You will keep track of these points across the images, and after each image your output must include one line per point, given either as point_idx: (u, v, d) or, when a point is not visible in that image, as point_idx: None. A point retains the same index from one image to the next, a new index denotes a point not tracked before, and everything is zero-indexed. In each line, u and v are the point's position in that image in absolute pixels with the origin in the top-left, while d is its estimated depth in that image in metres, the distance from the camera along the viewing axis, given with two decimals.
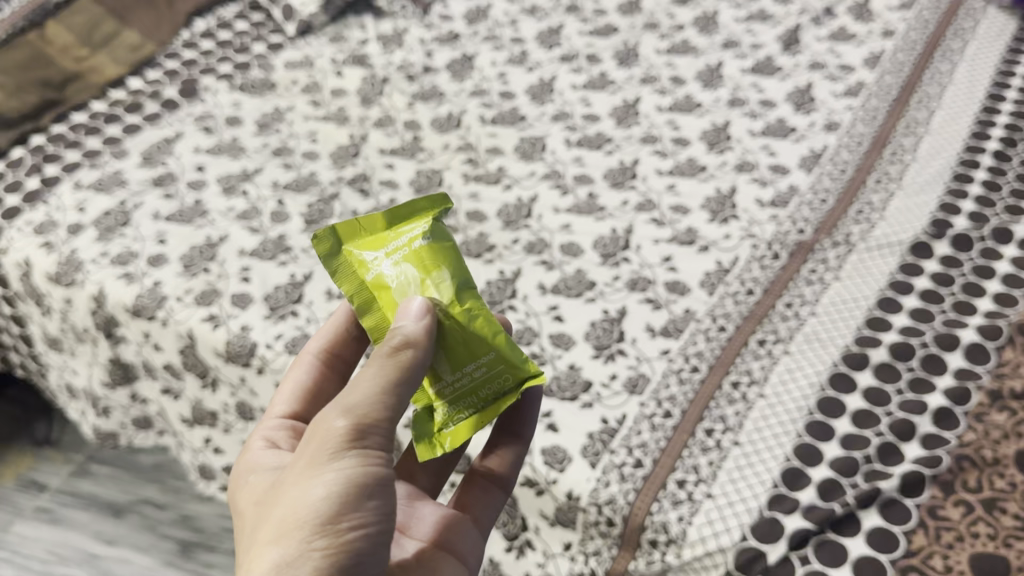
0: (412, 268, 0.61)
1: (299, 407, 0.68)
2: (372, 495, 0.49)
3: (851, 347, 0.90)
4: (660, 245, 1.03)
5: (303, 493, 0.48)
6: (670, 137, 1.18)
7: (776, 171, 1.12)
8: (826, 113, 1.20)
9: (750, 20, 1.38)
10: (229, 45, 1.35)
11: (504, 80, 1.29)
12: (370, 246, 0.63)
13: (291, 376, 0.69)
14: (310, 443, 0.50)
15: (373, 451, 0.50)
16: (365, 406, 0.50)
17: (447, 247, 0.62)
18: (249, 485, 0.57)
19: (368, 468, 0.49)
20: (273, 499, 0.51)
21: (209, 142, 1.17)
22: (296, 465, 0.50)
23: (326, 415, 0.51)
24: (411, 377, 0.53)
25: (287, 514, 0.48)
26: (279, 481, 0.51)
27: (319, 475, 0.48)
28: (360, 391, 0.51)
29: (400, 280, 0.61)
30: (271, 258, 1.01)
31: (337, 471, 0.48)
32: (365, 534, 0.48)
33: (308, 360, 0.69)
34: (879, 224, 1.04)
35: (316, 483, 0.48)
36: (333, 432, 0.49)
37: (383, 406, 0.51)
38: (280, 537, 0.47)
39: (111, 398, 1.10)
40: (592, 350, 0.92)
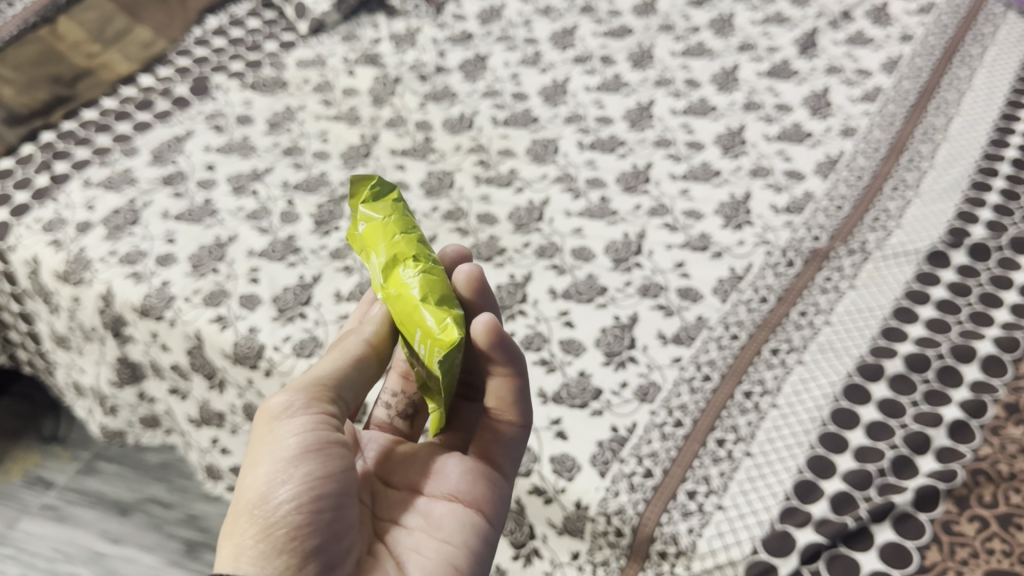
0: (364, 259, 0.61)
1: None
2: (320, 455, 0.53)
3: (865, 357, 0.89)
4: (673, 251, 1.02)
5: (254, 468, 0.53)
6: (684, 140, 1.17)
7: (791, 176, 1.11)
8: (843, 118, 1.18)
9: (767, 23, 1.37)
10: (241, 43, 1.34)
11: (517, 81, 1.28)
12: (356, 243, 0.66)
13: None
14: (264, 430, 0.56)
15: (318, 421, 0.55)
16: (309, 386, 0.56)
17: (385, 224, 0.61)
18: None
19: (312, 432, 0.54)
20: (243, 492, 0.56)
21: (220, 141, 1.17)
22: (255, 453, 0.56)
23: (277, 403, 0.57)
24: (350, 357, 0.59)
25: (236, 504, 0.53)
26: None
27: (267, 447, 0.53)
28: (298, 381, 0.56)
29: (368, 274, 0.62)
30: (280, 258, 1.00)
31: (282, 437, 0.53)
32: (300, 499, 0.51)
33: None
34: (895, 232, 1.02)
35: (265, 454, 0.53)
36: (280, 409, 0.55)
37: (324, 385, 0.57)
38: (241, 509, 0.52)
39: (119, 396, 1.09)
40: (602, 357, 0.91)
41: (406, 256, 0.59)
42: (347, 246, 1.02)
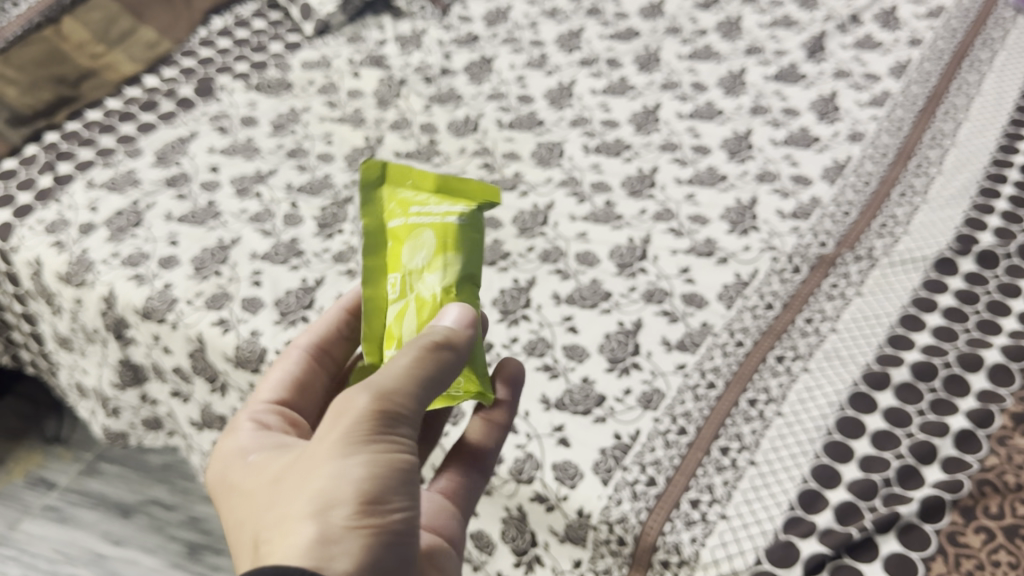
0: (428, 239, 0.62)
1: (285, 396, 0.67)
2: (405, 482, 0.48)
3: (872, 365, 0.88)
4: (678, 257, 1.01)
5: (339, 470, 0.46)
6: (690, 144, 1.16)
7: (798, 181, 1.10)
8: (850, 123, 1.18)
9: (774, 26, 1.36)
10: (246, 44, 1.33)
11: (523, 83, 1.28)
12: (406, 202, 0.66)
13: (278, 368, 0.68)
14: (338, 420, 0.49)
15: (402, 440, 0.49)
16: (400, 394, 0.50)
17: (474, 237, 0.63)
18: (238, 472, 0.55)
19: (400, 455, 0.49)
20: (293, 476, 0.49)
21: (224, 143, 1.16)
22: (319, 443, 0.49)
23: (354, 394, 0.50)
24: (437, 365, 0.52)
25: (322, 489, 0.46)
26: (300, 463, 0.50)
27: (355, 454, 0.47)
28: (394, 377, 0.50)
29: (414, 244, 0.63)
30: (283, 261, 1.00)
31: (374, 454, 0.47)
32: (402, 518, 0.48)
33: (295, 354, 0.70)
34: (903, 238, 1.01)
35: (351, 462, 0.47)
36: (366, 411, 0.49)
37: (411, 394, 0.50)
38: (318, 510, 0.45)
39: (121, 398, 1.09)
40: (606, 363, 0.90)
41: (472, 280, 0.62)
42: (350, 249, 1.01)
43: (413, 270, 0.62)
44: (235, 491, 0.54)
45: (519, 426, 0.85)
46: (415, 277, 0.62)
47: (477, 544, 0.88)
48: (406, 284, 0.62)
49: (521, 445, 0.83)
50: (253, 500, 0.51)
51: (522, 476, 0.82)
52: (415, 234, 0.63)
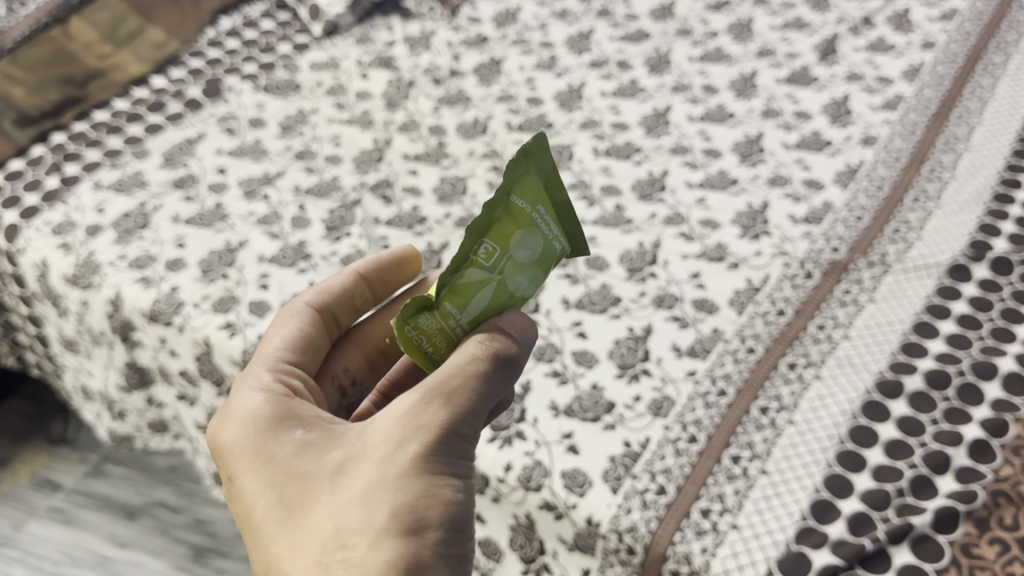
0: (543, 247, 0.54)
1: (291, 355, 0.58)
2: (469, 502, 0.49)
3: (885, 373, 0.87)
4: (688, 261, 1.00)
5: (432, 493, 0.46)
6: (700, 148, 1.15)
7: (810, 186, 1.09)
8: (863, 126, 1.17)
9: (786, 29, 1.35)
10: (254, 45, 1.33)
11: (532, 85, 1.27)
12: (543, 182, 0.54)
13: (280, 326, 0.60)
14: (418, 429, 0.47)
15: (470, 458, 0.49)
16: (478, 409, 0.49)
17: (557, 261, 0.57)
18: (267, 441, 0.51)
19: (469, 476, 0.49)
20: (366, 477, 0.47)
21: (232, 144, 1.16)
22: (398, 446, 0.47)
23: (434, 400, 0.48)
24: (509, 374, 0.51)
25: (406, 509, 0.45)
26: (368, 462, 0.47)
27: (443, 479, 0.47)
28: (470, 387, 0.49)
29: (533, 241, 0.53)
30: (290, 265, 0.99)
31: (457, 479, 0.48)
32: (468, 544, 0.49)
33: (301, 311, 0.61)
34: (916, 244, 1.00)
35: (440, 486, 0.47)
36: (451, 429, 0.47)
37: (484, 407, 0.49)
38: (410, 533, 0.45)
39: (127, 401, 1.08)
40: (615, 369, 0.89)
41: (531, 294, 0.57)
42: (357, 252, 1.01)
43: (516, 261, 0.52)
44: (262, 463, 0.51)
45: (527, 432, 0.84)
46: (511, 270, 0.52)
47: (486, 552, 0.87)
48: (503, 267, 0.52)
49: (529, 452, 0.83)
50: (298, 491, 0.48)
51: (531, 484, 0.81)
52: (540, 232, 0.54)
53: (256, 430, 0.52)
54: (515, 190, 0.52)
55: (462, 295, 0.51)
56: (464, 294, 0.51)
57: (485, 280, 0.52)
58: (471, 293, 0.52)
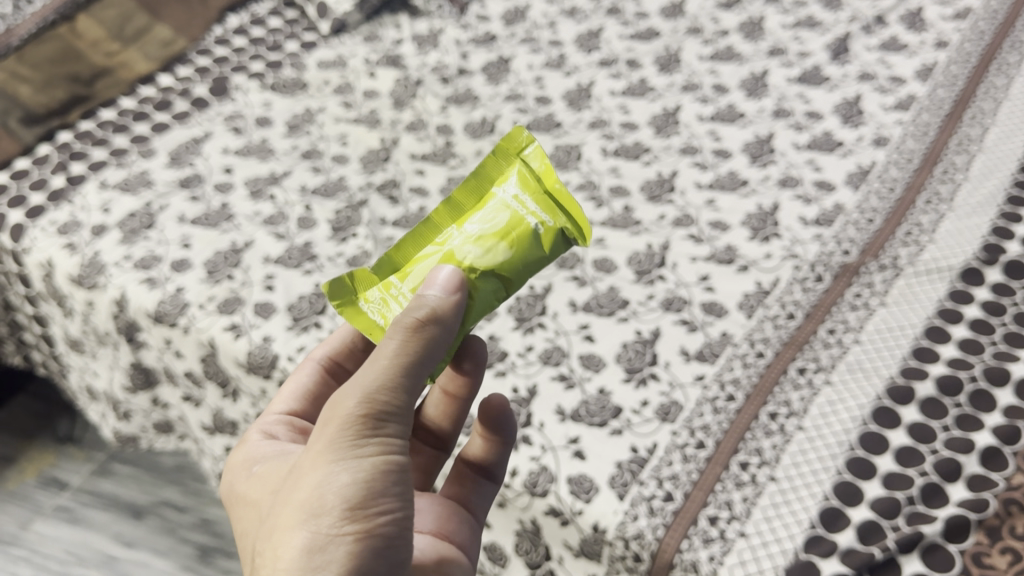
0: (498, 225, 0.60)
1: (298, 407, 0.73)
2: (395, 480, 0.51)
3: (896, 379, 0.86)
4: (697, 264, 0.99)
5: (329, 479, 0.50)
6: (710, 148, 1.14)
7: (821, 187, 1.07)
8: (875, 127, 1.15)
9: (798, 27, 1.34)
10: (262, 43, 1.32)
11: (541, 84, 1.26)
12: (523, 181, 0.63)
13: (293, 378, 0.74)
14: (327, 425, 0.52)
15: (389, 439, 0.51)
16: (385, 392, 0.51)
17: (532, 251, 0.61)
18: (262, 474, 0.62)
19: (387, 456, 0.51)
20: (295, 480, 0.53)
21: (238, 143, 1.15)
22: (312, 447, 0.52)
23: (344, 394, 0.52)
24: (430, 350, 0.53)
25: (311, 499, 0.50)
26: (294, 468, 0.54)
27: (342, 464, 0.50)
28: (375, 372, 0.52)
29: (486, 221, 0.61)
30: (296, 265, 0.99)
31: (360, 460, 0.50)
32: (394, 519, 0.50)
33: (309, 366, 0.74)
34: (928, 247, 0.99)
35: (338, 471, 0.50)
36: (351, 416, 0.51)
37: (395, 388, 0.51)
38: (310, 522, 0.50)
39: (132, 401, 1.08)
40: (623, 373, 0.88)
41: (500, 280, 0.60)
42: (364, 253, 1.00)
43: (465, 236, 0.60)
44: (254, 499, 0.60)
45: (534, 437, 0.83)
46: (459, 243, 0.60)
47: (491, 556, 0.87)
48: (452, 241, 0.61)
49: (535, 457, 0.82)
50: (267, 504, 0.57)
51: (536, 489, 0.80)
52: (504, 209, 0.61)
53: (258, 473, 0.63)
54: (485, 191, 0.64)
55: (410, 267, 0.62)
56: (412, 267, 0.61)
57: (431, 253, 0.61)
58: (418, 264, 0.61)
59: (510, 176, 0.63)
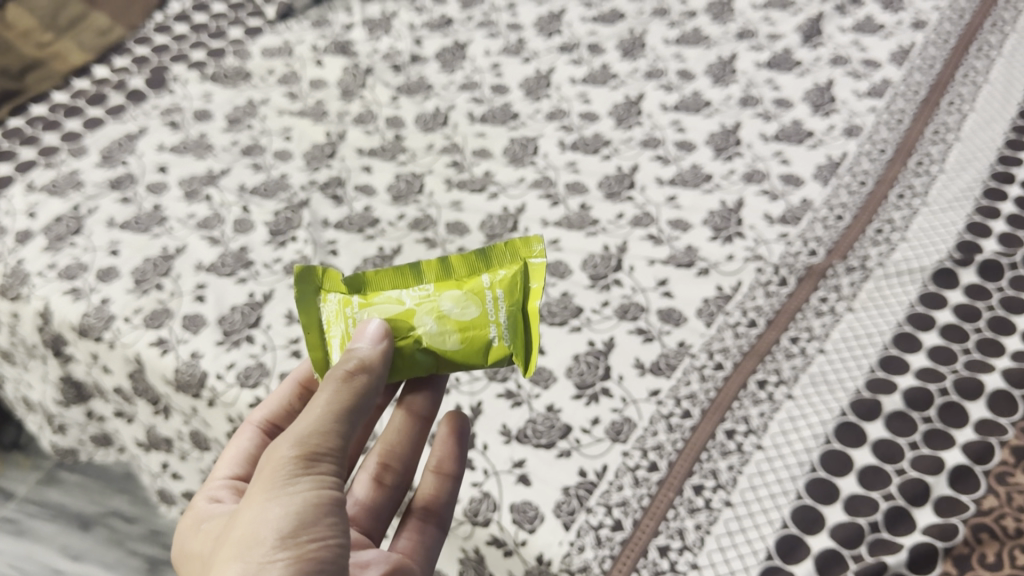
0: (463, 317, 0.63)
1: (243, 471, 0.66)
2: (330, 513, 0.48)
3: (862, 392, 0.81)
4: (655, 267, 0.93)
5: (261, 515, 0.47)
6: (673, 140, 1.08)
7: (788, 181, 1.02)
8: (847, 115, 1.09)
9: (768, 8, 1.27)
10: (204, 30, 1.25)
11: (497, 71, 1.20)
12: (514, 292, 0.65)
13: (232, 445, 0.67)
14: (261, 473, 0.50)
15: (324, 477, 0.50)
16: (317, 436, 0.51)
17: (476, 356, 0.63)
18: (188, 553, 0.57)
19: (323, 491, 0.49)
20: (227, 534, 0.50)
21: (175, 139, 1.09)
22: (245, 496, 0.50)
23: (278, 444, 0.51)
24: (363, 403, 0.54)
25: (242, 538, 0.47)
26: (227, 526, 0.51)
27: (274, 497, 0.48)
28: (309, 420, 0.51)
29: (459, 306, 0.63)
30: (230, 273, 0.93)
31: (293, 491, 0.48)
32: (330, 546, 0.47)
33: (247, 430, 0.68)
34: (900, 246, 0.94)
35: (272, 505, 0.48)
36: (285, 457, 0.49)
37: (328, 430, 0.51)
38: (241, 557, 0.46)
39: (66, 415, 1.03)
40: (573, 389, 0.83)
41: (436, 359, 0.63)
42: (302, 259, 0.95)
43: (433, 306, 0.63)
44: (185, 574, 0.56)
45: (477, 460, 0.78)
46: (424, 309, 0.63)
47: None
48: (422, 302, 0.63)
49: (477, 483, 0.76)
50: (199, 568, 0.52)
51: (478, 518, 0.74)
52: (481, 307, 0.63)
53: (184, 547, 0.58)
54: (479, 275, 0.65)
55: (372, 297, 0.64)
56: (375, 298, 0.64)
57: (396, 299, 0.63)
58: (382, 300, 0.63)
59: (507, 279, 0.65)
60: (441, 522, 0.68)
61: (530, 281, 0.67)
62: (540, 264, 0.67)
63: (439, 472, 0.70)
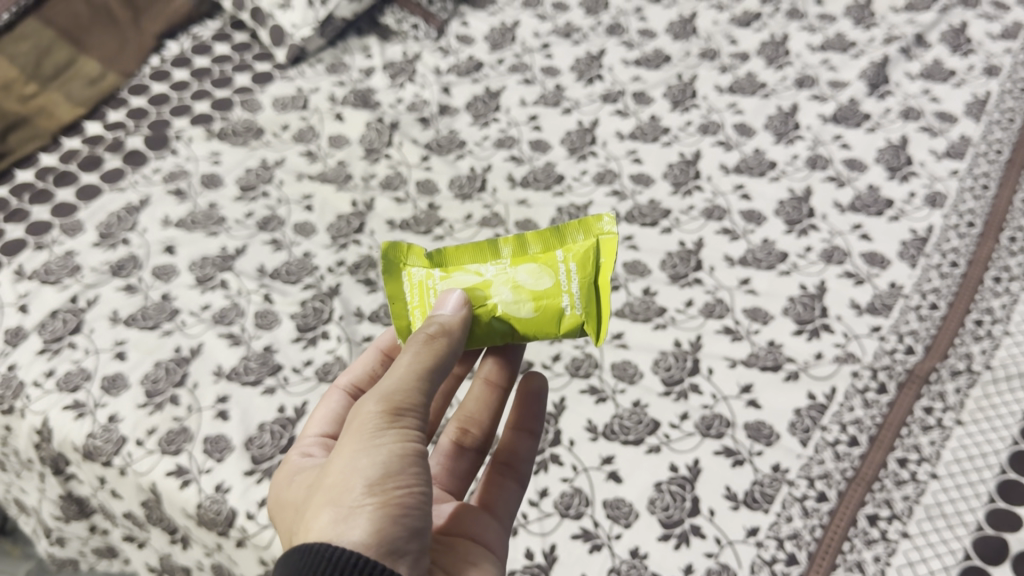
0: (538, 288, 0.62)
1: (333, 429, 0.66)
2: (415, 463, 0.49)
3: (984, 528, 0.70)
4: (737, 369, 0.83)
5: (350, 463, 0.48)
6: (739, 209, 0.98)
7: (872, 262, 0.92)
8: (927, 179, 0.99)
9: (827, 49, 1.16)
10: (206, 75, 1.13)
11: (535, 125, 1.09)
12: (587, 266, 0.64)
13: (320, 407, 0.68)
14: (350, 426, 0.51)
15: (410, 431, 0.50)
16: (402, 390, 0.51)
17: (550, 326, 0.63)
18: (273, 499, 0.58)
19: (408, 444, 0.49)
20: (319, 480, 0.51)
21: (181, 211, 0.97)
22: (336, 448, 0.51)
23: (364, 400, 0.52)
24: (445, 359, 0.54)
25: (333, 486, 0.48)
26: (319, 472, 0.52)
27: (363, 448, 0.49)
28: (394, 376, 0.52)
29: (533, 278, 0.63)
30: (254, 381, 0.82)
31: (380, 444, 0.48)
32: (415, 496, 0.48)
33: (336, 393, 0.68)
34: (1006, 341, 0.84)
35: (361, 455, 0.48)
36: (372, 411, 0.50)
37: (413, 387, 0.52)
38: (333, 503, 0.47)
39: (66, 529, 0.91)
40: (659, 528, 0.72)
41: (512, 329, 0.63)
42: (337, 360, 0.84)
43: (509, 278, 0.63)
44: (274, 520, 0.57)
45: None
46: (500, 280, 0.63)
47: None
48: (499, 273, 0.63)
49: None
50: (291, 512, 0.54)
51: None
52: (553, 279, 0.63)
53: (271, 497, 0.59)
54: (553, 248, 0.65)
55: (454, 270, 0.64)
56: (455, 271, 0.64)
57: (475, 271, 0.63)
58: (461, 273, 0.64)
59: (581, 252, 0.64)
60: (521, 478, 0.69)
61: (603, 257, 0.66)
62: (612, 241, 0.66)
63: (521, 430, 0.70)
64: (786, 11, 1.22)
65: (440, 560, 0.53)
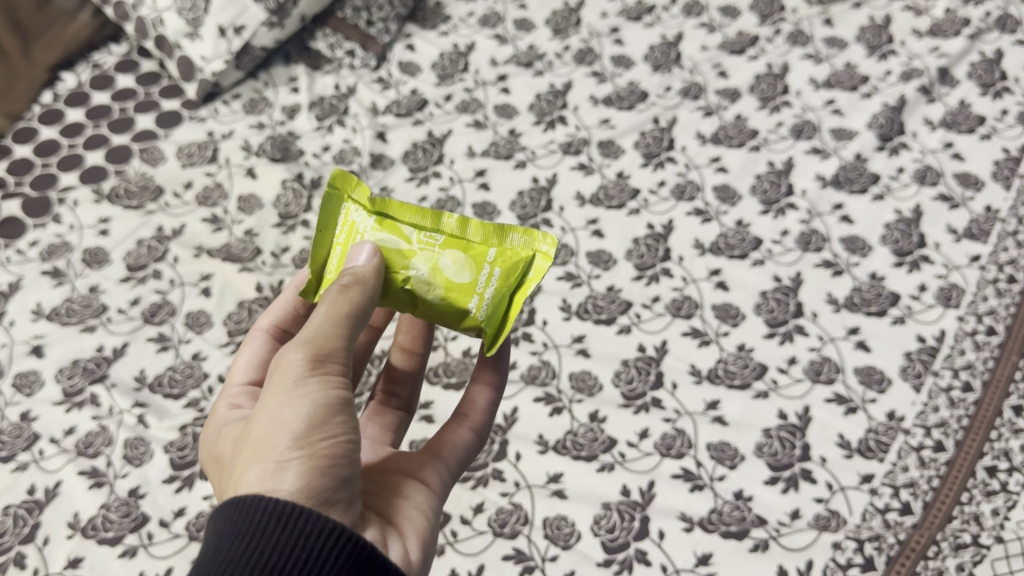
0: (454, 279, 0.53)
1: (259, 376, 0.58)
2: (341, 412, 0.43)
3: None
4: (694, 535, 0.69)
5: (274, 414, 0.42)
6: (713, 303, 0.82)
7: (868, 381, 0.76)
8: (941, 268, 0.83)
9: (833, 85, 0.99)
10: (104, 114, 0.97)
11: (482, 181, 0.92)
12: (512, 278, 0.55)
13: (240, 354, 0.60)
14: (271, 375, 0.45)
15: (334, 379, 0.44)
16: (322, 336, 0.45)
17: (451, 317, 0.54)
18: (203, 450, 0.53)
19: (333, 391, 0.43)
20: (245, 430, 0.45)
21: (56, 298, 0.83)
22: (258, 400, 0.45)
23: (283, 351, 0.45)
24: (367, 305, 0.48)
25: (258, 440, 0.42)
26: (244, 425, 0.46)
27: (286, 399, 0.42)
28: (312, 325, 0.45)
29: (455, 267, 0.53)
30: (114, 539, 0.69)
31: (302, 394, 0.42)
32: (343, 449, 0.42)
33: (256, 336, 0.60)
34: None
35: (283, 406, 0.42)
36: (290, 360, 0.44)
37: (334, 334, 0.45)
38: (257, 460, 0.42)
39: None
40: None
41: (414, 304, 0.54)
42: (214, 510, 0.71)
43: (433, 258, 0.53)
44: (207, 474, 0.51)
45: None
46: (423, 253, 0.53)
47: None
48: (426, 249, 0.54)
49: None
50: (221, 465, 0.48)
51: None
52: (472, 279, 0.54)
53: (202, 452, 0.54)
54: (491, 242, 0.55)
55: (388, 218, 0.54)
56: (390, 221, 0.54)
57: (407, 232, 0.54)
58: (392, 226, 0.54)
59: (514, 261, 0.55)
60: (477, 428, 0.60)
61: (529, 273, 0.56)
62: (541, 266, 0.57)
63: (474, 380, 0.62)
64: (787, 34, 1.04)
65: (374, 501, 0.49)
